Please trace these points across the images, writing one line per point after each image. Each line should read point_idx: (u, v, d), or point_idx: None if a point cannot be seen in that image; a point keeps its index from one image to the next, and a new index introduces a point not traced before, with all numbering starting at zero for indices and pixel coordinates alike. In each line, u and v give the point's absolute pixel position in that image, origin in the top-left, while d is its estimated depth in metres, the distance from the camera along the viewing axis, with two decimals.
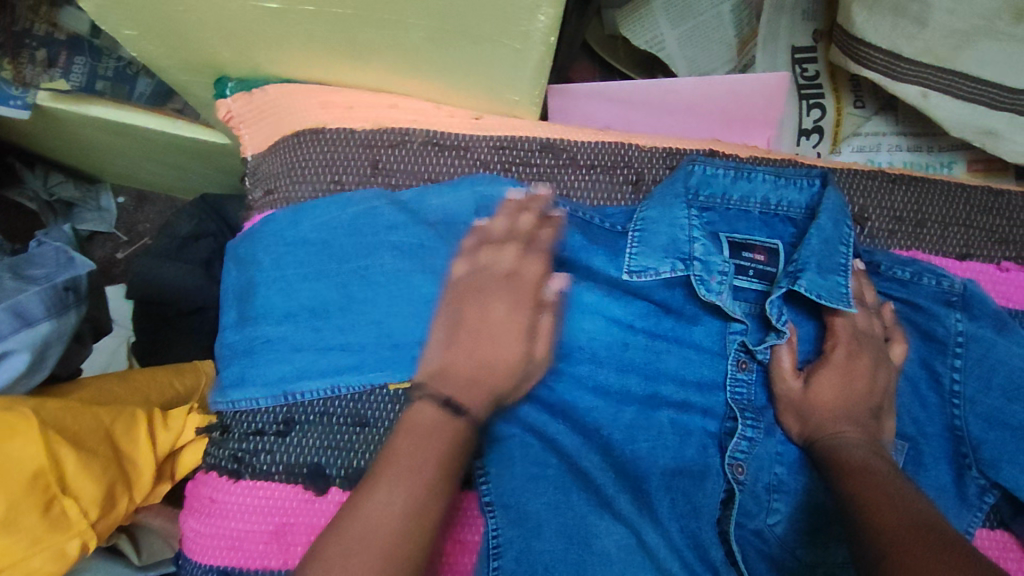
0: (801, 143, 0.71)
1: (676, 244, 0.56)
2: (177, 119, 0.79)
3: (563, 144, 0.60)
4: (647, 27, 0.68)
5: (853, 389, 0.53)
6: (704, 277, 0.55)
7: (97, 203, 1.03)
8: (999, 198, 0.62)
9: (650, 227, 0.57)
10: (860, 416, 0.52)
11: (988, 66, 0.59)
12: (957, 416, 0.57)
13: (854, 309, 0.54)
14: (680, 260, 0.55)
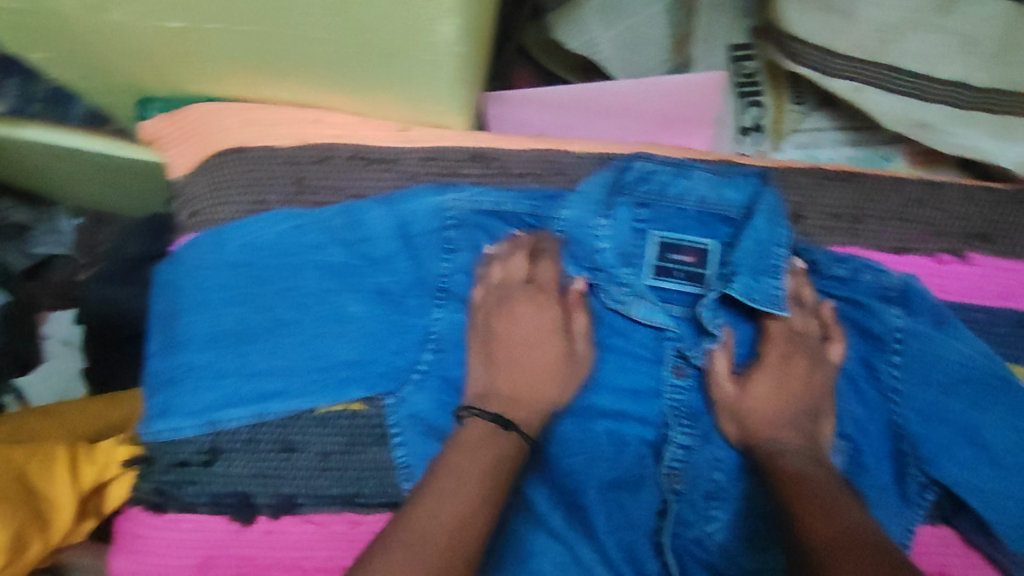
0: (742, 142, 0.70)
1: (589, 254, 0.57)
2: (120, 139, 0.70)
3: (493, 153, 0.58)
4: (582, 30, 0.65)
5: (788, 389, 0.54)
6: (612, 286, 0.57)
7: (52, 224, 0.91)
8: (934, 191, 0.62)
9: (573, 233, 0.57)
10: (793, 418, 0.53)
11: (918, 59, 0.58)
12: (897, 413, 0.57)
13: (785, 312, 0.55)
14: (589, 269, 0.57)
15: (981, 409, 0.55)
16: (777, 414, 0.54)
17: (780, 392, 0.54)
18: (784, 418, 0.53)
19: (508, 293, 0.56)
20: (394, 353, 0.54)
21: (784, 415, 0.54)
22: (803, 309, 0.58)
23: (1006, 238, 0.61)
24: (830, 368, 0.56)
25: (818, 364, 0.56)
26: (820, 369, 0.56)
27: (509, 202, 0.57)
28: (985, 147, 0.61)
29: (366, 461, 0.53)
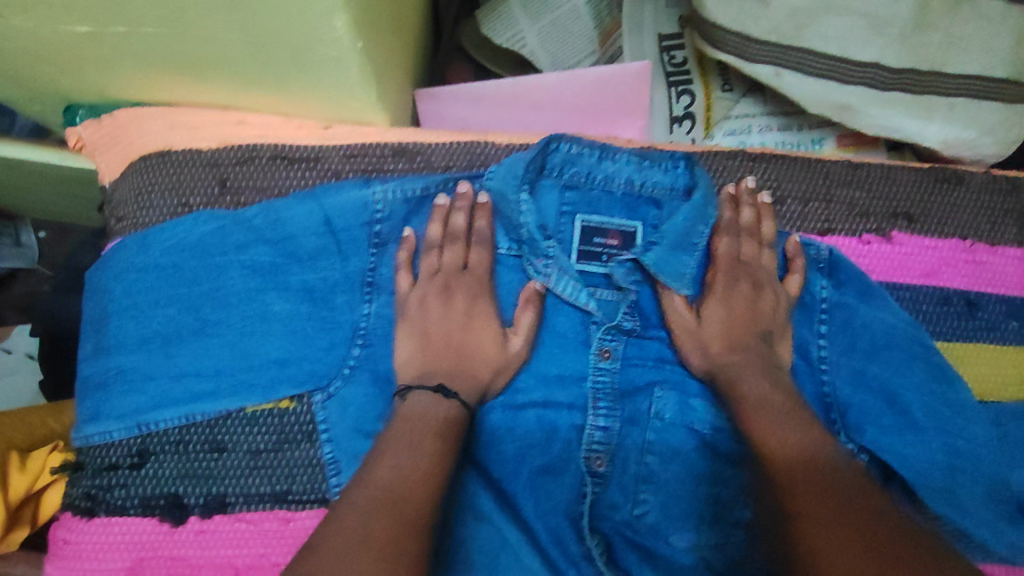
0: (673, 131, 0.71)
1: (515, 227, 0.57)
2: (63, 150, 0.66)
3: (416, 147, 0.59)
4: (507, 24, 0.66)
5: (735, 317, 0.56)
6: (534, 264, 0.56)
7: (14, 238, 0.87)
8: (857, 172, 0.62)
9: (499, 205, 0.56)
10: (749, 347, 0.55)
11: (831, 41, 0.59)
12: (826, 383, 0.57)
13: (688, 290, 0.56)
14: (515, 242, 0.57)
15: (904, 375, 0.56)
16: (730, 342, 0.56)
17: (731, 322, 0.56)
18: (738, 346, 0.55)
19: (439, 278, 0.55)
20: (323, 350, 0.54)
21: (737, 346, 0.55)
22: (756, 239, 0.58)
23: (927, 217, 0.61)
24: (753, 339, 0.55)
25: (768, 287, 0.57)
26: (770, 293, 0.57)
27: (436, 182, 0.57)
28: (903, 126, 0.62)
29: (297, 459, 0.54)
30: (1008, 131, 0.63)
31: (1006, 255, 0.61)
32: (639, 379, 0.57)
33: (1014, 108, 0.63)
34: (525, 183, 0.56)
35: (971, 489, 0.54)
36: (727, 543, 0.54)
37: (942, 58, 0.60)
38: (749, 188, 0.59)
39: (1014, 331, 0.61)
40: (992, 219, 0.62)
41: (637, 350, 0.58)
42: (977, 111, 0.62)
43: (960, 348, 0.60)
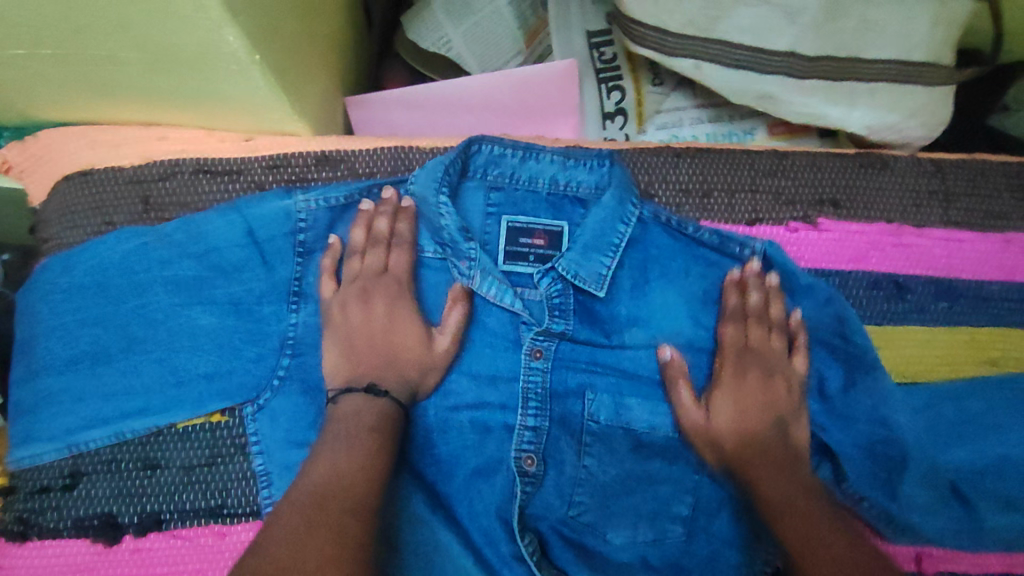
0: (606, 127, 0.71)
1: (437, 230, 0.56)
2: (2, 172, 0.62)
3: (339, 155, 0.59)
4: (432, 28, 0.67)
5: (747, 408, 0.55)
6: (456, 263, 0.56)
7: None
8: (784, 160, 0.62)
9: (422, 208, 0.57)
10: (764, 438, 0.53)
11: (747, 32, 0.59)
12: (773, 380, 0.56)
13: (603, 292, 0.56)
14: (439, 245, 0.58)
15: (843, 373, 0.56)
16: (743, 437, 0.54)
17: (743, 407, 0.55)
18: (750, 440, 0.54)
19: (359, 283, 0.55)
20: (251, 363, 0.53)
21: (751, 441, 0.54)
22: (766, 323, 0.57)
23: (853, 203, 0.61)
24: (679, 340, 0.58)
25: (779, 374, 0.56)
26: (781, 379, 0.56)
27: (361, 189, 0.57)
28: (827, 114, 0.64)
29: (230, 473, 0.54)
30: (931, 114, 0.65)
31: (932, 236, 0.61)
32: (571, 381, 0.58)
33: (935, 91, 0.64)
34: (445, 185, 0.55)
35: (905, 476, 0.54)
36: (664, 539, 0.54)
37: (860, 44, 0.61)
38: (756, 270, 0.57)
39: (941, 312, 0.61)
40: (917, 200, 0.62)
41: (570, 349, 0.58)
42: (901, 95, 0.63)
43: (889, 332, 0.60)
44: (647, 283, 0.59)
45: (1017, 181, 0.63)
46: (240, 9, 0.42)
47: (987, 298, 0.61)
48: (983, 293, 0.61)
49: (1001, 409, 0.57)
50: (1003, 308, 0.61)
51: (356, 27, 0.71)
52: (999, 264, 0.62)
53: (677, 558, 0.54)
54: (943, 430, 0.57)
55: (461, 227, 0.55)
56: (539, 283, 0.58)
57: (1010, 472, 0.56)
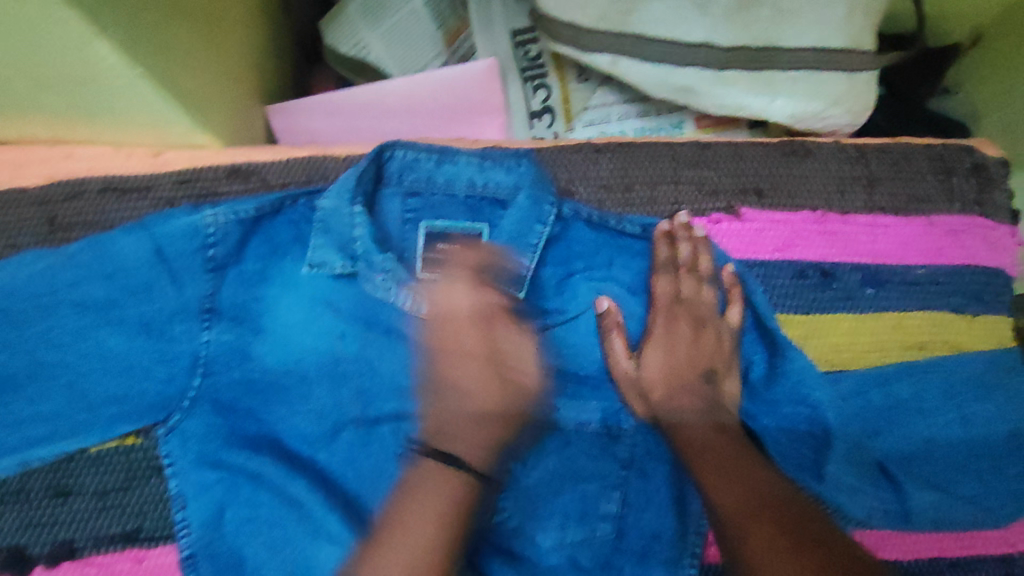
0: (534, 126, 0.70)
1: (346, 242, 0.55)
2: None
3: (250, 167, 0.59)
4: (348, 32, 0.66)
5: (677, 359, 0.58)
6: (368, 274, 0.54)
7: None
8: (705, 151, 0.61)
9: (331, 222, 0.55)
10: (690, 384, 0.57)
11: (660, 24, 0.58)
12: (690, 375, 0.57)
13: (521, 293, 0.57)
14: (348, 258, 0.55)
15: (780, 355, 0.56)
16: (672, 384, 0.57)
17: (672, 362, 0.58)
18: (679, 389, 0.57)
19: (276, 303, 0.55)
20: (163, 382, 0.52)
21: (678, 387, 0.57)
22: (696, 275, 0.58)
23: (777, 191, 0.61)
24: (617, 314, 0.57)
25: (709, 323, 0.58)
26: (712, 329, 0.58)
27: (271, 202, 0.57)
28: (749, 104, 0.62)
29: (147, 495, 0.53)
30: (855, 100, 0.64)
31: (857, 222, 0.61)
32: None
33: (856, 77, 0.63)
34: (359, 196, 0.54)
35: (831, 459, 0.53)
36: (593, 537, 0.55)
37: (776, 32, 0.60)
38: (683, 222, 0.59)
39: (869, 299, 0.61)
40: (841, 187, 0.61)
41: None
42: (822, 82, 0.62)
43: (819, 322, 0.60)
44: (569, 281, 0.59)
45: (939, 164, 0.63)
46: (107, 21, 0.40)
47: (914, 282, 0.61)
48: (909, 279, 0.61)
49: (925, 391, 0.57)
50: (930, 292, 0.61)
51: (278, 31, 0.69)
52: (924, 248, 0.61)
53: (608, 557, 0.55)
54: (871, 413, 0.57)
55: (375, 238, 0.54)
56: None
57: (934, 454, 0.56)
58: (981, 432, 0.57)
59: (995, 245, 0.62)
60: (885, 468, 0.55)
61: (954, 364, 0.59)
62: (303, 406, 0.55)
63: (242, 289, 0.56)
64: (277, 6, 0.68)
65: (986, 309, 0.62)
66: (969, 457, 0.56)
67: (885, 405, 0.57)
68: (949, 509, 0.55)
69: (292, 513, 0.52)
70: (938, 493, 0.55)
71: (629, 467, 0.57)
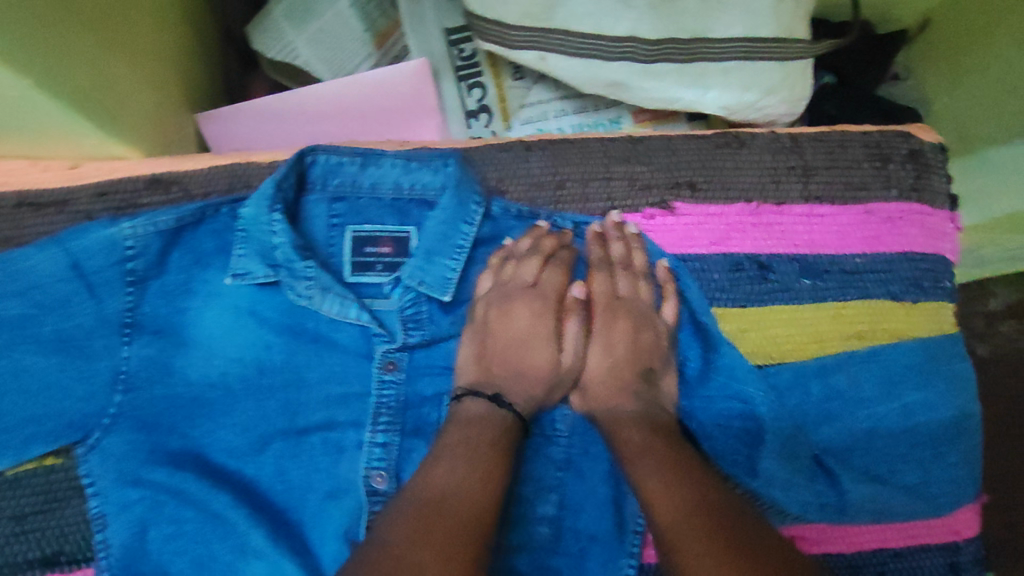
0: (471, 126, 0.69)
1: (268, 249, 0.54)
2: None
3: (171, 177, 0.57)
4: (275, 36, 0.65)
5: (615, 359, 0.57)
6: (291, 283, 0.53)
7: None
8: (637, 146, 0.60)
9: (251, 230, 0.54)
10: (630, 385, 0.56)
11: (584, 18, 0.57)
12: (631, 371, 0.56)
13: (450, 296, 0.55)
14: (271, 267, 0.54)
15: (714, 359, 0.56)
16: (610, 384, 0.56)
17: (611, 363, 0.57)
18: (617, 388, 0.56)
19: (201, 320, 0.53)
20: (81, 400, 0.51)
21: (615, 387, 0.56)
22: (631, 273, 0.58)
23: (710, 184, 0.60)
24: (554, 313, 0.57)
25: (648, 323, 0.57)
26: (651, 328, 0.57)
27: (191, 211, 0.55)
28: (680, 97, 0.62)
29: (67, 517, 0.52)
30: (790, 89, 0.63)
31: (792, 213, 0.60)
32: (428, 389, 0.56)
33: (791, 65, 0.62)
34: (278, 203, 0.53)
35: (764, 454, 0.56)
36: (530, 542, 0.55)
37: (703, 24, 0.58)
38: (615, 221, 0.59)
39: (807, 290, 0.60)
40: (776, 177, 0.61)
41: (425, 357, 0.57)
42: (755, 72, 0.61)
43: (757, 315, 0.59)
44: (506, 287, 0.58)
45: (876, 151, 0.62)
46: None
47: (852, 271, 0.61)
48: (847, 268, 0.61)
49: (863, 380, 0.58)
50: (868, 280, 0.61)
51: (198, 33, 0.67)
52: (861, 236, 0.61)
53: (544, 559, 0.55)
54: (808, 402, 0.58)
55: (295, 245, 0.53)
56: (391, 293, 0.56)
57: (869, 445, 0.58)
58: (916, 420, 0.58)
59: (932, 231, 0.62)
60: (820, 460, 0.57)
61: (892, 353, 0.59)
62: (230, 419, 0.55)
63: (164, 302, 0.55)
64: (194, 7, 0.65)
65: (926, 296, 0.62)
66: (903, 448, 0.58)
67: (820, 395, 0.58)
68: (883, 497, 0.57)
69: (215, 529, 0.52)
70: (873, 481, 0.57)
71: (567, 468, 0.57)
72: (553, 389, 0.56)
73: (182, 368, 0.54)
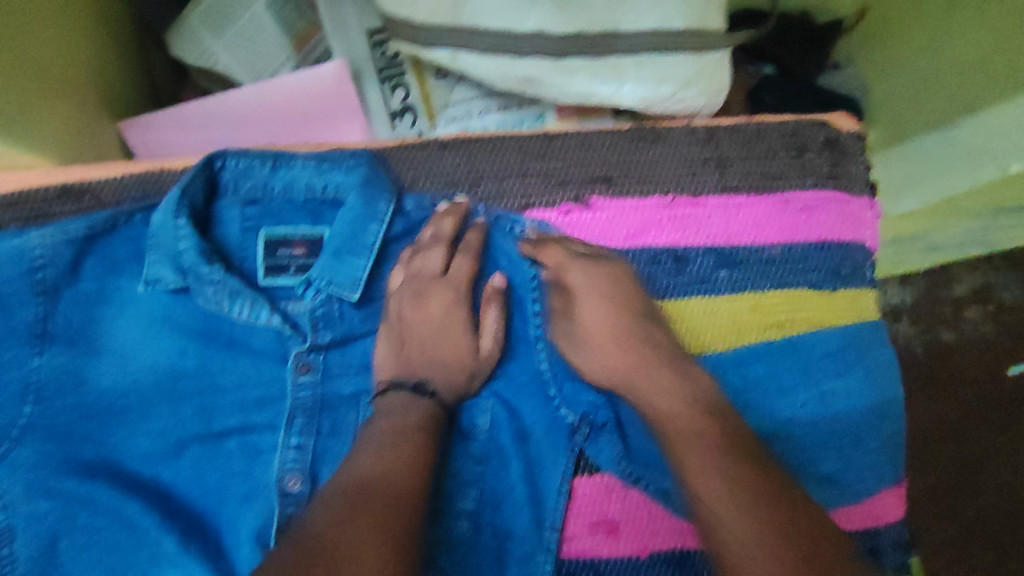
0: (397, 126, 0.69)
1: (177, 255, 0.54)
2: None
3: (83, 186, 0.57)
4: (191, 41, 0.65)
5: None
6: (200, 288, 0.54)
7: None
8: (553, 142, 0.61)
9: (158, 237, 0.54)
10: None
11: (492, 15, 0.57)
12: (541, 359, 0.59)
13: (360, 294, 0.56)
14: (179, 273, 0.54)
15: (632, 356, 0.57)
16: None
17: None
18: None
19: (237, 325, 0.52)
20: None
21: None
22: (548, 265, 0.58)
23: (626, 178, 0.61)
24: (468, 306, 0.58)
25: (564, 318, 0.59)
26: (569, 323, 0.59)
27: (103, 220, 0.55)
28: (596, 90, 0.61)
29: None
30: (707, 82, 0.63)
31: (709, 205, 0.61)
32: (345, 389, 0.57)
33: (706, 58, 0.62)
34: (183, 209, 0.53)
35: None
36: (450, 537, 0.56)
37: (613, 18, 0.58)
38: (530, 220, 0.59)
39: (726, 280, 0.60)
40: (692, 170, 0.61)
41: (341, 356, 0.58)
42: (670, 65, 0.61)
43: (674, 308, 0.60)
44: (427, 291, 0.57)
45: (792, 140, 0.62)
46: None
47: (770, 262, 0.61)
48: (766, 258, 0.61)
49: (780, 370, 0.59)
50: (786, 270, 0.61)
51: (112, 39, 0.66)
52: (779, 226, 0.61)
53: (462, 555, 0.56)
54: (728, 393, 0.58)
55: (200, 251, 0.53)
56: (303, 294, 0.56)
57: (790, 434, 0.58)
58: (835, 407, 0.59)
59: (849, 218, 0.63)
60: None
61: (808, 342, 0.60)
62: (146, 426, 0.55)
63: (77, 312, 0.55)
64: (101, 12, 0.64)
65: (844, 284, 0.62)
66: (821, 435, 0.58)
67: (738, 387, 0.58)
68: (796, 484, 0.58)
69: (126, 535, 0.53)
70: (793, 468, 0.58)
71: (485, 462, 0.58)
72: (471, 385, 0.58)
73: (97, 377, 0.55)
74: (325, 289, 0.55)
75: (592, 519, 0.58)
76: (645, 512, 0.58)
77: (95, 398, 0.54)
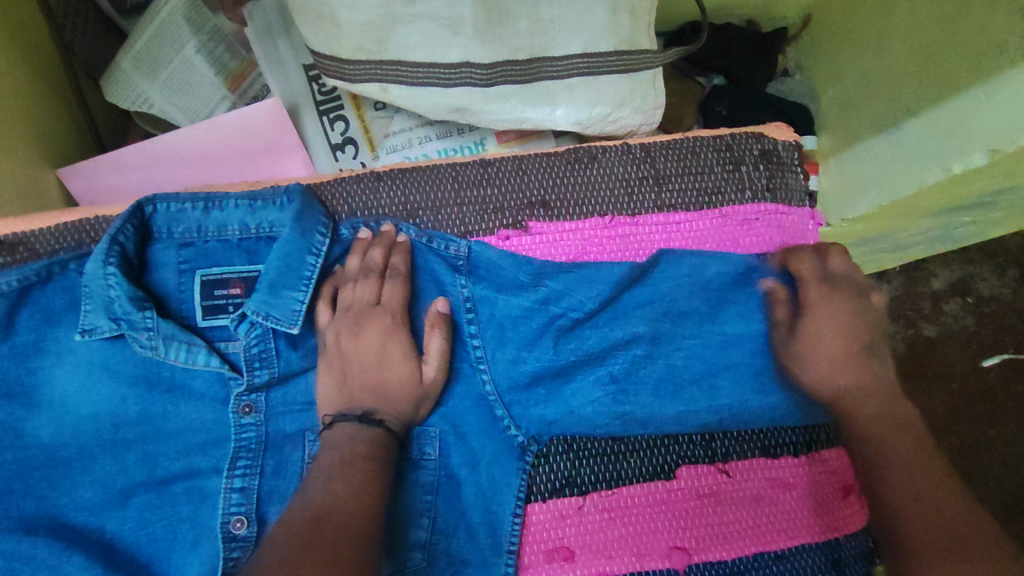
0: (339, 158, 0.70)
1: (108, 302, 0.53)
2: None
3: (17, 238, 0.56)
4: (127, 87, 0.68)
5: None
6: (134, 334, 0.53)
7: None
8: (488, 169, 0.61)
9: (88, 286, 0.53)
10: None
11: (416, 49, 0.57)
12: (486, 380, 0.59)
13: (299, 327, 0.55)
14: (113, 320, 0.53)
15: (574, 373, 0.59)
16: None
17: None
18: None
19: (346, 334, 0.56)
20: None
21: None
22: (492, 286, 0.59)
23: (563, 202, 0.60)
24: (407, 338, 0.57)
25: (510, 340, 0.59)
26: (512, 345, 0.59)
27: (36, 270, 0.54)
28: (528, 116, 0.62)
29: None
30: (641, 100, 0.63)
31: (648, 223, 0.61)
32: (290, 427, 0.57)
33: (638, 77, 0.62)
34: (113, 256, 0.53)
35: (625, 459, 0.59)
36: (404, 568, 0.55)
37: (538, 45, 0.58)
38: (467, 248, 0.59)
39: (675, 288, 0.59)
40: (629, 189, 0.61)
41: (283, 394, 0.57)
42: (600, 86, 0.61)
43: (612, 315, 0.59)
44: (370, 323, 0.56)
45: (727, 154, 0.62)
46: None
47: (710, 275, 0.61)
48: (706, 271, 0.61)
49: (723, 362, 0.59)
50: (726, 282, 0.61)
51: (42, 86, 0.66)
52: (717, 240, 0.62)
53: None
54: (673, 392, 0.59)
55: (132, 296, 0.53)
56: (237, 332, 0.56)
57: (738, 435, 0.60)
58: (779, 397, 0.59)
59: (789, 229, 0.63)
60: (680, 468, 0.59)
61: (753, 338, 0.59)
62: (89, 476, 0.54)
63: (15, 364, 0.53)
64: (35, 63, 0.65)
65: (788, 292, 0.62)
66: (761, 440, 0.60)
67: (682, 388, 0.59)
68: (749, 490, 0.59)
69: None
70: (741, 467, 0.60)
71: (435, 491, 0.57)
72: (419, 414, 0.57)
73: (39, 430, 0.54)
74: (261, 323, 0.55)
75: (547, 546, 0.57)
76: (601, 536, 0.57)
77: (37, 452, 0.53)
